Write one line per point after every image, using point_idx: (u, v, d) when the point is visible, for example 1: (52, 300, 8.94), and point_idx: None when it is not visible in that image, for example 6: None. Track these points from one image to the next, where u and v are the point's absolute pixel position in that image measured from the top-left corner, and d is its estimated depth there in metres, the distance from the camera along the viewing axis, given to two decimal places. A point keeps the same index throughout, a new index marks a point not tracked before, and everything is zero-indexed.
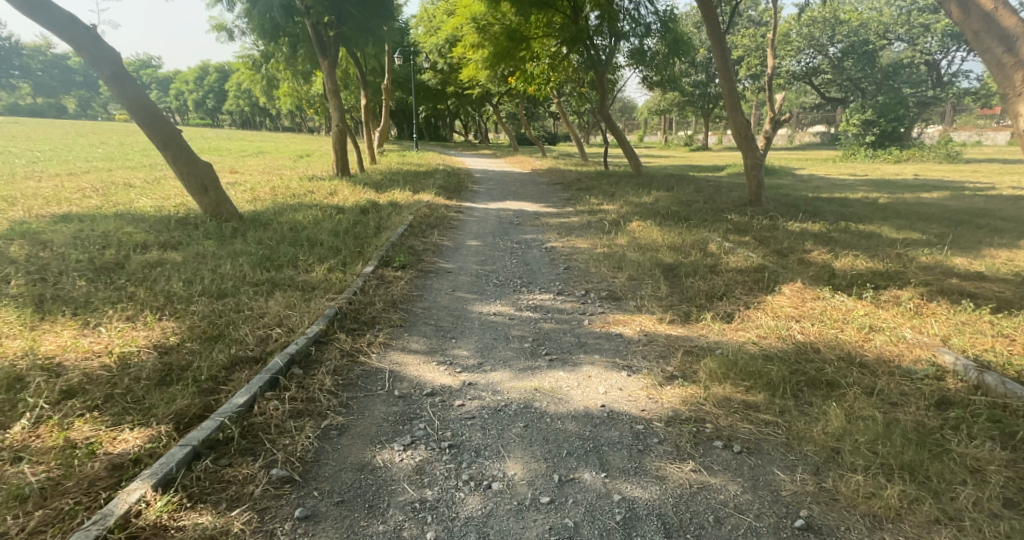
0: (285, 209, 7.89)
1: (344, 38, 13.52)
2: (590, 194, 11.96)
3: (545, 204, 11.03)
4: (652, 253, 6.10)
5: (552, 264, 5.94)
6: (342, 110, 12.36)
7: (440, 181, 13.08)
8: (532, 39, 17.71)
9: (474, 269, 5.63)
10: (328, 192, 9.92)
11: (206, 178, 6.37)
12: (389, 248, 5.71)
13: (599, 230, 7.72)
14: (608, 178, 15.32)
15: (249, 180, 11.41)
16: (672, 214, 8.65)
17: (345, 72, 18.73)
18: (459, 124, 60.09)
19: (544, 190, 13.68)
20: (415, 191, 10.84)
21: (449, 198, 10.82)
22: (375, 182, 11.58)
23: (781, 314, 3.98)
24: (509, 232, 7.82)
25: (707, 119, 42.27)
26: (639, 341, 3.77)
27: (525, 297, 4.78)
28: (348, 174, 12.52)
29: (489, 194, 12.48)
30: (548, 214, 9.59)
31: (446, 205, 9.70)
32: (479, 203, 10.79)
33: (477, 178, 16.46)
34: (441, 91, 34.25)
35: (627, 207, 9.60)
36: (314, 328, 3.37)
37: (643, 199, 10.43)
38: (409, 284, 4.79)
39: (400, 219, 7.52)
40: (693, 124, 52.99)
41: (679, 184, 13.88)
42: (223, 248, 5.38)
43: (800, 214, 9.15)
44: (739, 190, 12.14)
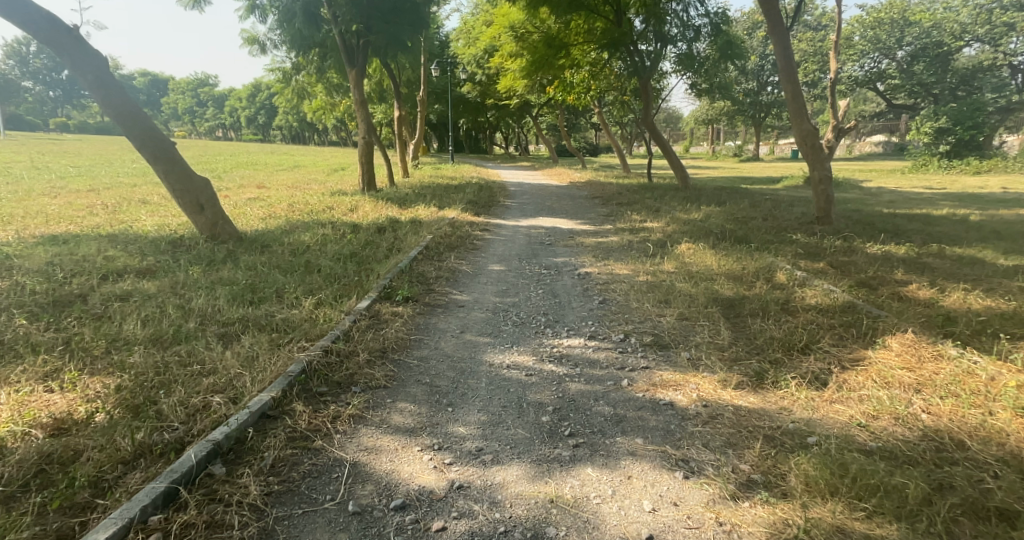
0: (296, 228, 7.29)
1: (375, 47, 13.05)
2: (632, 210, 10.99)
3: (582, 221, 10.13)
4: (704, 283, 5.11)
5: (585, 296, 5.02)
6: (369, 121, 11.85)
7: (471, 196, 12.38)
8: (572, 46, 16.92)
9: (492, 303, 4.77)
10: (349, 208, 9.32)
11: (201, 195, 5.78)
12: (394, 277, 4.94)
13: (641, 253, 6.78)
14: (652, 192, 14.29)
15: (272, 194, 10.96)
16: (726, 233, 7.61)
17: (380, 84, 18.40)
18: (500, 137, 59.94)
19: (582, 205, 12.77)
20: (441, 207, 10.15)
21: (477, 214, 10.08)
22: (402, 197, 10.96)
23: (893, 380, 2.92)
24: (539, 253, 6.98)
25: (758, 129, 40.46)
26: (696, 420, 2.77)
27: (549, 344, 3.87)
28: (375, 189, 11.98)
29: (523, 210, 11.68)
30: (584, 233, 8.69)
31: (474, 223, 8.94)
32: (510, 219, 10.00)
33: (512, 191, 15.71)
34: (481, 104, 33.90)
35: (674, 226, 8.60)
36: (261, 399, 2.58)
37: (691, 216, 9.39)
38: (408, 327, 3.97)
39: (417, 240, 6.79)
40: (743, 135, 51.06)
41: (730, 198, 12.73)
42: (206, 277, 4.71)
43: (878, 233, 7.94)
44: (801, 206, 10.94)
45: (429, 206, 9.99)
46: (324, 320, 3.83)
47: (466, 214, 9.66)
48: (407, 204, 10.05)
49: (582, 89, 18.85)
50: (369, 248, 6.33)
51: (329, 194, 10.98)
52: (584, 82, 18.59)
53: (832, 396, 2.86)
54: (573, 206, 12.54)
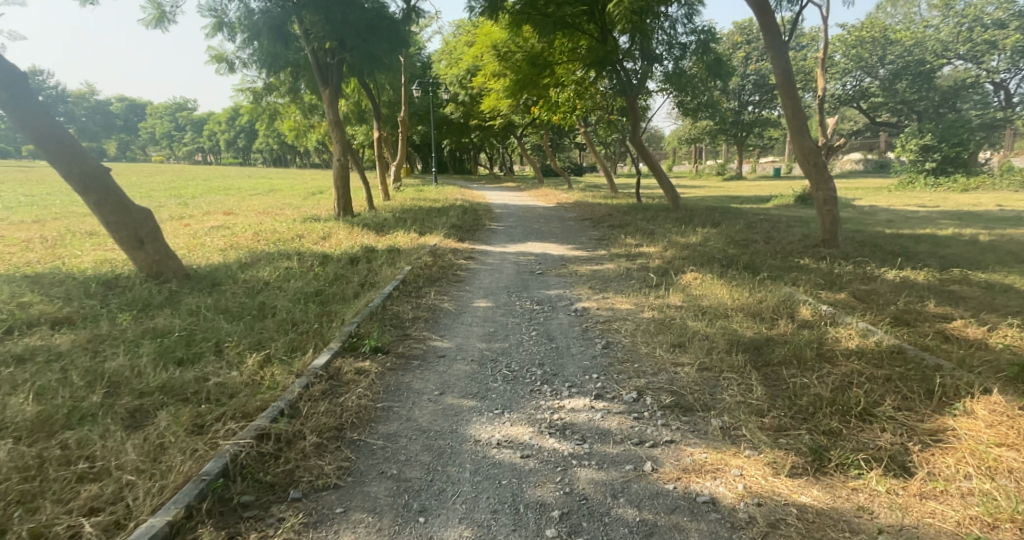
0: (258, 261, 6.56)
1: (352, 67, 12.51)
2: (624, 233, 10.41)
3: (573, 246, 9.52)
4: (720, 322, 4.46)
5: (584, 338, 4.35)
6: (344, 142, 11.21)
7: (454, 220, 11.74)
8: (556, 65, 16.55)
9: (477, 350, 4.07)
10: (321, 236, 8.61)
11: (140, 228, 5.04)
12: (360, 322, 4.21)
13: (641, 283, 6.15)
14: (642, 213, 13.80)
15: (239, 222, 10.23)
16: (729, 259, 7.05)
17: (359, 105, 17.84)
18: (484, 158, 59.79)
19: (571, 228, 12.19)
20: (422, 232, 9.48)
21: (461, 241, 9.43)
22: (380, 222, 10.28)
23: (998, 466, 2.29)
24: (529, 284, 6.32)
25: (741, 148, 40.66)
26: (753, 532, 2.10)
27: (546, 407, 3.15)
28: (351, 214, 11.31)
29: (509, 234, 11.05)
30: (576, 260, 8.05)
31: (457, 250, 8.29)
32: (496, 245, 9.36)
33: (497, 214, 15.11)
34: (464, 125, 33.55)
35: (672, 251, 8.01)
36: (153, 530, 1.90)
37: (689, 240, 8.83)
38: (372, 390, 3.22)
39: (393, 273, 6.09)
40: (725, 154, 51.41)
41: (724, 219, 12.24)
42: (136, 327, 3.97)
43: (890, 257, 7.43)
44: (800, 226, 10.47)
45: (408, 232, 9.31)
46: (267, 388, 3.08)
47: (449, 241, 8.99)
48: (385, 230, 9.37)
49: (567, 108, 18.47)
50: (337, 284, 5.59)
51: (302, 220, 10.27)
52: (569, 101, 18.22)
53: (922, 489, 2.25)
54: (561, 229, 11.96)
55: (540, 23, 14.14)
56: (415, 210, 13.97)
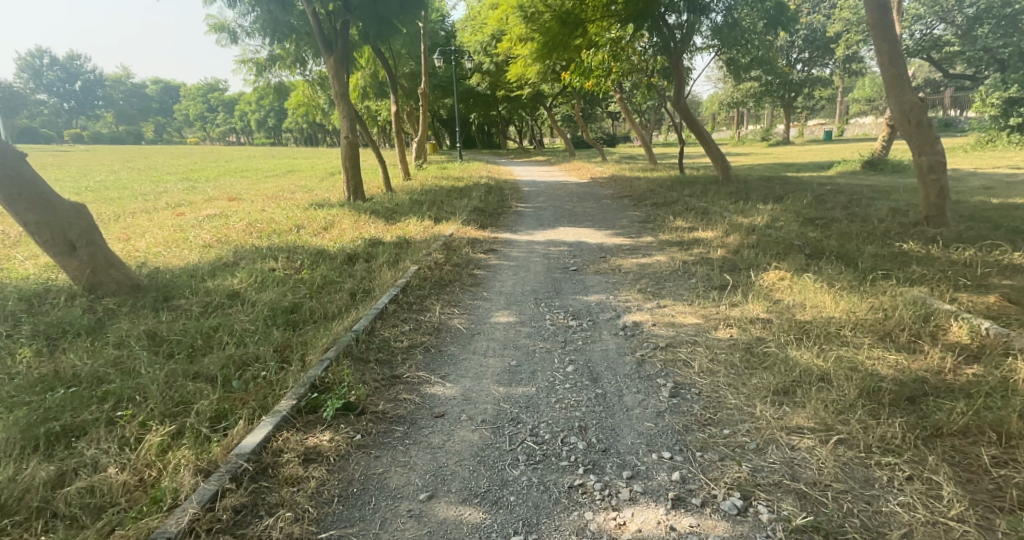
0: (238, 262, 5.53)
1: (365, 32, 11.33)
2: (672, 214, 9.05)
3: (612, 230, 8.26)
4: (835, 350, 3.16)
5: (643, 379, 3.14)
6: (353, 117, 10.06)
7: (477, 202, 10.58)
8: (588, 23, 15.05)
9: (492, 402, 2.89)
10: (323, 227, 7.57)
11: (70, 229, 3.97)
12: (332, 363, 3.05)
13: (702, 285, 4.87)
14: (687, 186, 12.36)
15: (240, 210, 9.30)
16: (812, 247, 5.68)
17: (376, 77, 16.68)
18: (514, 131, 58.14)
19: (607, 207, 10.89)
20: (439, 220, 8.36)
21: (484, 228, 8.27)
22: (393, 207, 9.21)
23: None
24: (561, 289, 5.14)
25: (789, 110, 38.04)
26: None
27: (598, 534, 1.95)
28: (363, 197, 10.26)
29: (538, 216, 9.84)
30: (618, 250, 6.79)
31: (479, 241, 7.15)
32: (523, 232, 8.19)
33: (526, 193, 13.88)
34: (492, 96, 32.13)
35: (735, 237, 6.68)
36: None
37: (752, 222, 7.45)
38: (314, 504, 2.06)
39: (394, 278, 4.97)
40: (770, 117, 48.51)
41: (786, 194, 10.73)
42: (30, 375, 2.92)
43: (1017, 236, 5.93)
44: (881, 199, 8.93)
45: (423, 219, 8.22)
46: (150, 504, 1.95)
47: (471, 230, 7.83)
48: (397, 217, 8.29)
49: (601, 72, 16.97)
50: (322, 294, 4.47)
51: (307, 207, 9.27)
52: (604, 64, 16.71)
53: None
54: (597, 209, 10.70)
55: None
56: (436, 191, 12.87)
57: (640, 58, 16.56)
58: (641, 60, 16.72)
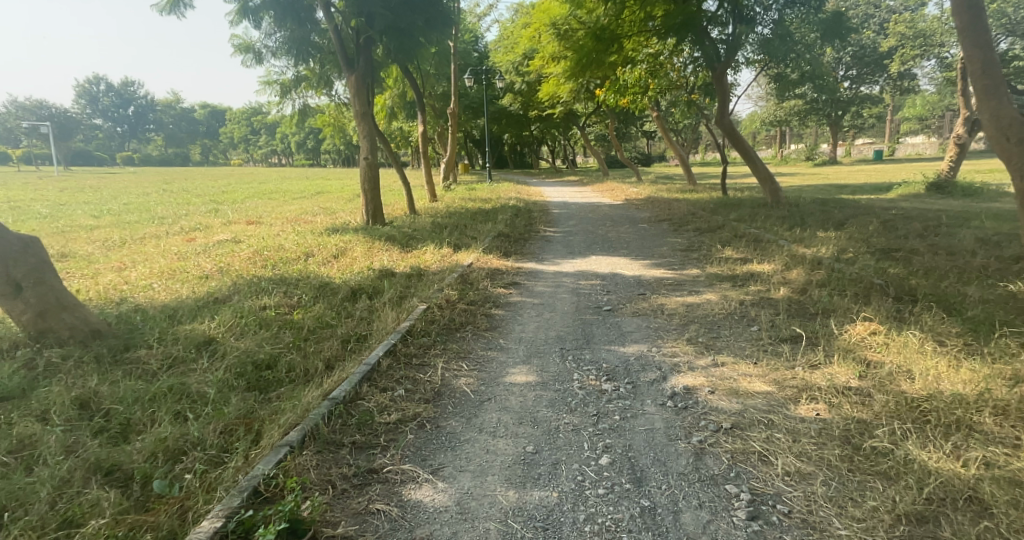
0: (228, 298, 4.93)
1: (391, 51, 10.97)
2: (717, 243, 8.15)
3: (651, 260, 7.43)
4: (977, 453, 2.29)
5: (705, 484, 2.32)
6: (372, 138, 9.56)
7: (503, 227, 9.91)
8: (624, 39, 14.49)
9: (499, 520, 2.11)
10: (333, 255, 6.98)
11: (15, 266, 3.39)
12: (288, 453, 2.33)
13: (763, 339, 4.00)
14: (732, 210, 11.47)
15: (253, 234, 8.84)
16: (895, 289, 4.78)
17: (404, 97, 16.34)
18: (547, 151, 57.79)
19: (644, 232, 10.07)
20: (461, 248, 7.71)
21: (508, 257, 7.57)
22: (412, 233, 8.62)
23: None
24: (594, 336, 4.36)
25: (835, 129, 36.58)
26: None
27: None
28: (382, 221, 9.73)
29: (569, 242, 9.09)
30: (658, 285, 5.96)
31: (502, 273, 6.46)
32: (552, 262, 7.44)
33: (557, 216, 13.18)
34: (524, 116, 31.77)
35: (796, 274, 5.76)
36: None
37: (813, 255, 6.51)
38: None
39: (397, 322, 4.27)
40: (813, 137, 46.92)
41: (844, 221, 9.71)
42: None
43: None
44: (960, 227, 7.90)
45: (442, 248, 7.57)
46: None
47: (495, 260, 7.14)
48: (414, 245, 7.67)
49: (637, 89, 16.32)
50: (308, 343, 3.74)
51: (323, 232, 8.76)
52: (640, 81, 16.06)
53: None
54: (634, 235, 9.91)
55: None
56: (463, 214, 12.31)
57: (679, 75, 15.85)
58: (680, 76, 15.99)
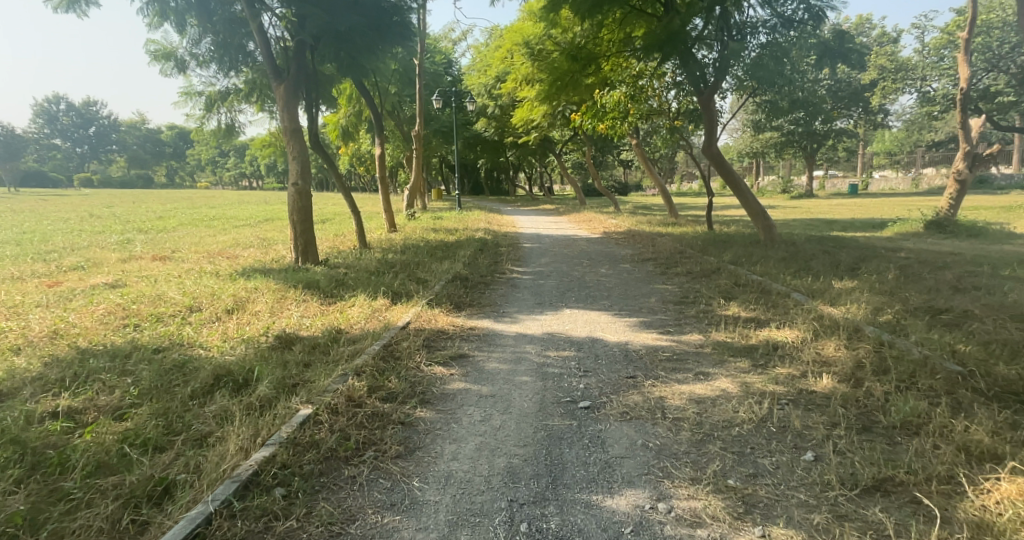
0: (12, 396, 3.27)
1: (342, 62, 9.65)
2: (716, 297, 6.73)
3: (638, 318, 5.96)
4: None
5: None
6: (303, 159, 7.99)
7: (462, 268, 8.40)
8: (602, 59, 13.48)
9: None
10: (226, 310, 5.33)
11: None
12: None
13: (832, 488, 2.54)
14: (724, 250, 10.26)
15: (147, 276, 7.15)
16: (992, 390, 3.41)
17: (360, 116, 14.89)
18: (523, 177, 57.15)
19: (626, 275, 8.69)
20: (401, 299, 6.15)
21: (461, 311, 6.03)
22: (347, 276, 7.06)
23: None
24: (567, 467, 2.83)
25: (811, 162, 36.53)
26: None
27: None
28: (316, 258, 8.10)
29: (538, 288, 7.58)
30: (652, 362, 4.46)
31: (448, 340, 4.94)
32: (515, 317, 5.91)
33: (528, 251, 11.73)
34: (499, 142, 30.71)
35: (834, 354, 4.34)
36: None
37: (845, 318, 5.13)
38: None
39: (247, 450, 2.65)
40: (787, 169, 47.18)
41: (854, 268, 8.45)
42: None
43: None
44: (1000, 282, 6.73)
45: (375, 298, 5.99)
46: None
47: (441, 317, 5.57)
48: (342, 293, 6.09)
49: (616, 113, 15.00)
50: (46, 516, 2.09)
51: (234, 273, 7.09)
52: (620, 106, 14.56)
53: None
54: (615, 277, 8.54)
55: (579, 4, 11.05)
56: (421, 249, 10.83)
57: (662, 100, 14.94)
58: (662, 102, 15.10)
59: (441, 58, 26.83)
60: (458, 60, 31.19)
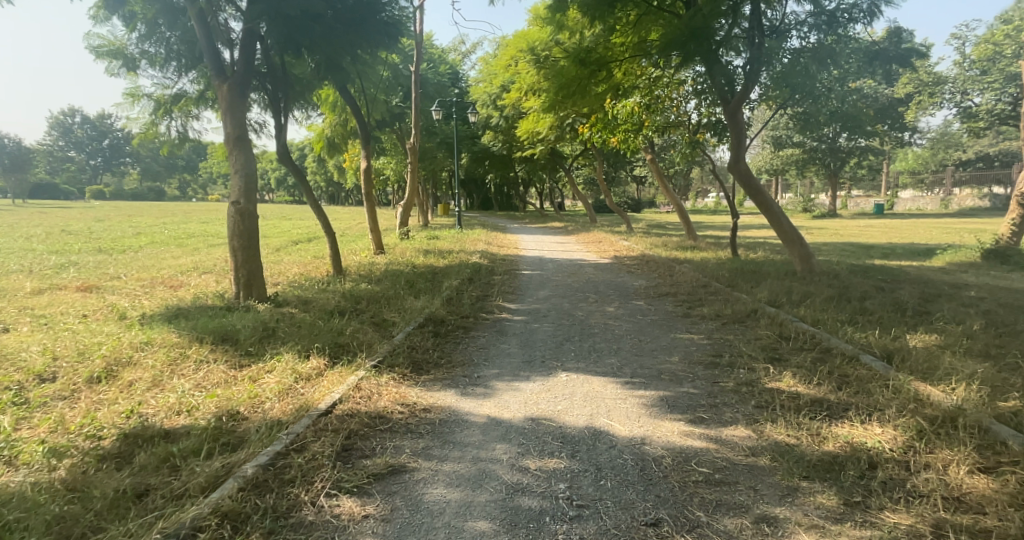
0: None
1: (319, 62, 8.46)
2: (759, 359, 5.16)
3: (656, 394, 4.42)
4: None
5: None
6: (249, 170, 6.62)
7: (440, 305, 6.93)
8: (615, 65, 12.04)
9: None
10: (89, 381, 3.87)
11: None
12: None
13: None
14: (757, 285, 8.75)
15: (42, 317, 5.75)
16: None
17: (347, 125, 13.59)
18: (534, 193, 56.05)
19: (641, 317, 7.18)
20: (341, 357, 4.65)
21: (421, 376, 4.53)
22: (290, 321, 5.60)
23: None
24: None
25: (835, 180, 34.93)
26: None
27: None
28: (263, 294, 6.67)
29: (529, 338, 6.06)
30: (681, 491, 2.92)
31: (389, 432, 3.46)
32: (490, 389, 4.40)
33: (528, 281, 10.29)
34: (508, 157, 29.53)
35: (976, 491, 2.76)
36: None
37: (961, 410, 3.57)
38: None
39: None
40: (807, 187, 45.58)
41: (923, 316, 6.87)
42: None
43: None
44: None
45: (304, 358, 4.50)
46: None
47: (389, 391, 4.08)
48: (264, 349, 4.61)
49: (630, 126, 14.32)
50: None
51: (147, 315, 5.66)
52: (634, 117, 13.90)
53: None
54: (628, 320, 7.04)
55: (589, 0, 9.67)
56: (403, 278, 9.43)
57: (680, 111, 14.10)
58: (680, 113, 14.12)
59: (444, 67, 25.58)
60: (465, 71, 30.04)
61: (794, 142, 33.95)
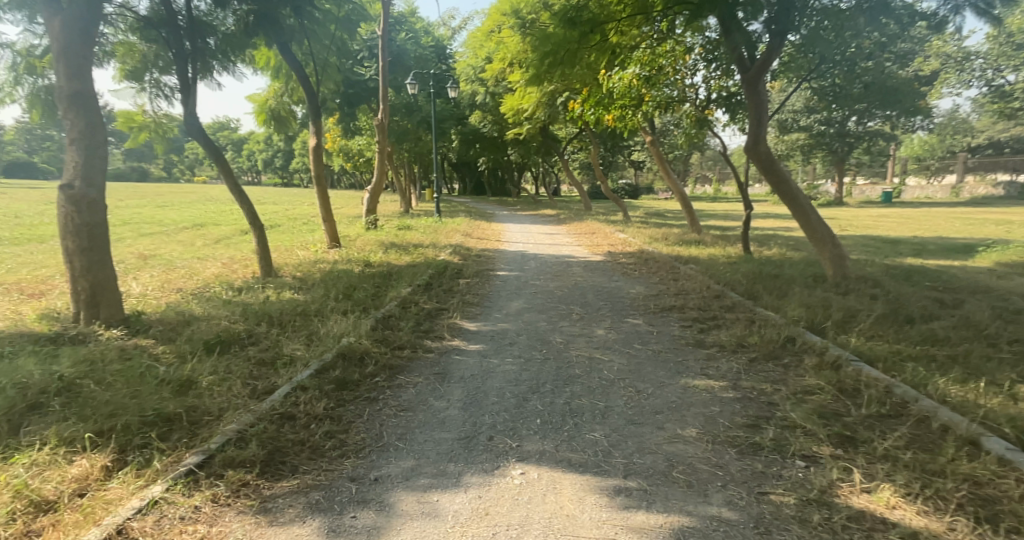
0: None
1: None
2: (821, 439, 3.36)
3: (665, 522, 2.62)
4: None
5: None
6: (94, 140, 4.69)
7: (367, 331, 5.08)
8: (613, 25, 10.04)
9: None
10: None
11: None
12: None
13: None
14: (785, 298, 6.96)
15: None
16: None
17: (297, 95, 11.59)
18: (529, 176, 54.23)
19: (638, 347, 5.38)
20: (144, 447, 2.82)
21: (274, 483, 2.72)
22: (115, 367, 3.76)
23: None
24: None
25: (843, 167, 33.20)
26: None
27: None
28: (117, 316, 4.80)
29: (480, 387, 4.24)
30: None
31: None
32: (387, 512, 2.58)
33: (503, 285, 8.49)
34: (498, 138, 27.58)
35: None
36: None
37: None
38: None
39: None
40: (812, 174, 43.84)
41: (1019, 350, 5.10)
42: None
43: None
44: None
45: (67, 455, 2.65)
46: None
47: (185, 537, 2.29)
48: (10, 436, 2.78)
49: (628, 101, 12.41)
50: None
51: None
52: (633, 90, 11.98)
53: None
54: (620, 353, 5.24)
55: None
56: (343, 284, 7.59)
57: (685, 85, 12.28)
58: (686, 87, 12.25)
59: (426, 39, 23.47)
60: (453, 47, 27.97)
61: (800, 125, 32.17)
